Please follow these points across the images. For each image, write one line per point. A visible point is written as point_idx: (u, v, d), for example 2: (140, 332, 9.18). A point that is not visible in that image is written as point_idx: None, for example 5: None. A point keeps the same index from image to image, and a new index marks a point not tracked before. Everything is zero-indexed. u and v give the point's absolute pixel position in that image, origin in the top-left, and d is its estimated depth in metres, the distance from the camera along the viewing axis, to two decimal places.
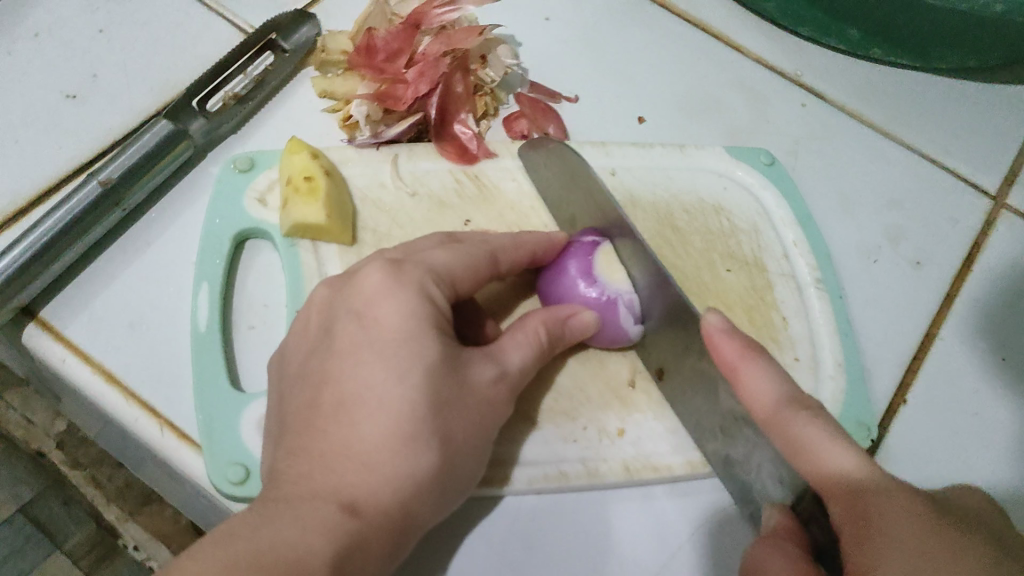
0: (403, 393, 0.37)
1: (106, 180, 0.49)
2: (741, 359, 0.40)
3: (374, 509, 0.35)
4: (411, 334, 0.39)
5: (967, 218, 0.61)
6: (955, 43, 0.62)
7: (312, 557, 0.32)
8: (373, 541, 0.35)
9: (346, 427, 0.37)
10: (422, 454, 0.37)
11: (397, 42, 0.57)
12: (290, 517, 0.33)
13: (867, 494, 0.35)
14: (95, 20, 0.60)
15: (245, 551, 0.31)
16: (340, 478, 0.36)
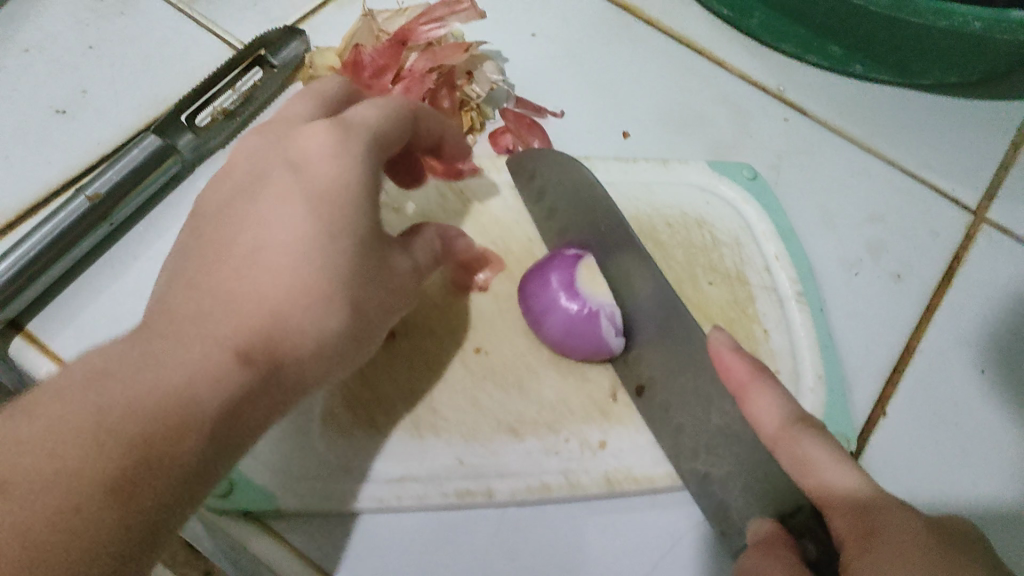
0: (306, 277, 0.36)
1: (94, 195, 0.50)
2: (751, 379, 0.40)
3: (248, 381, 0.33)
4: (331, 193, 0.38)
5: (947, 231, 0.62)
6: (935, 60, 0.63)
7: (168, 436, 0.30)
8: (243, 420, 0.33)
9: (250, 258, 0.36)
10: (329, 313, 0.36)
11: (384, 59, 0.58)
12: (156, 363, 0.32)
13: (868, 511, 0.34)
14: (85, 36, 0.61)
15: (97, 423, 0.29)
16: (223, 308, 0.34)
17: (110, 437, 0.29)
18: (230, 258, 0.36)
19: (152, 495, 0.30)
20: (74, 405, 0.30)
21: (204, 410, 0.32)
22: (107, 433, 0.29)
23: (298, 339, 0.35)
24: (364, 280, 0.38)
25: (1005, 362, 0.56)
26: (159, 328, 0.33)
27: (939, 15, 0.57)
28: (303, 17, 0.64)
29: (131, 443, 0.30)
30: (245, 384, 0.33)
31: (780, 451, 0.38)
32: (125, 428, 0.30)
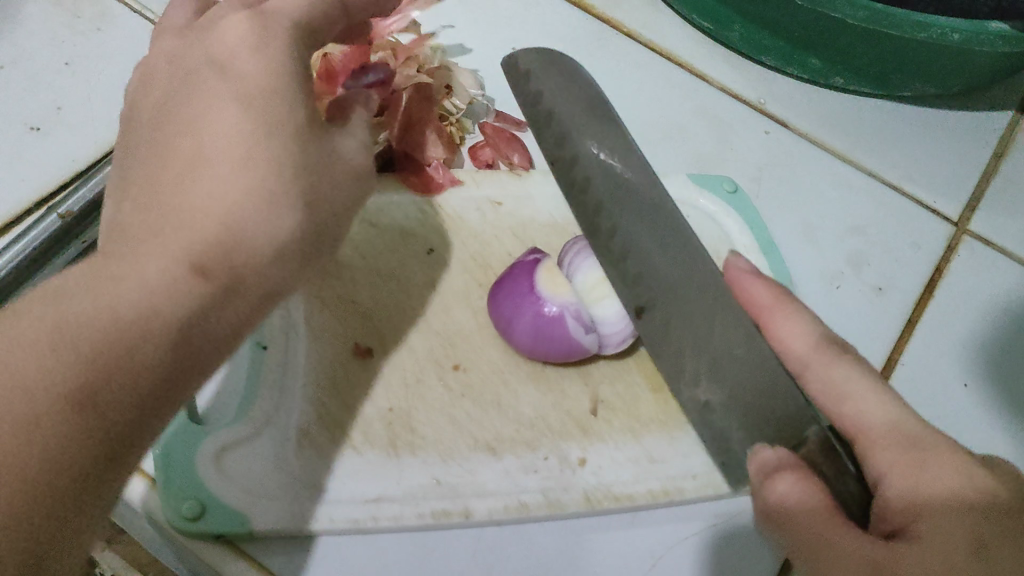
0: (243, 183, 0.34)
1: (67, 214, 0.50)
2: (775, 302, 0.45)
3: (274, 215, 0.34)
4: (257, 91, 0.36)
5: (928, 243, 0.62)
6: (915, 73, 0.63)
7: (204, 264, 0.32)
8: (273, 233, 0.34)
9: (190, 145, 0.35)
10: (280, 217, 0.34)
11: (355, 63, 0.55)
12: (183, 214, 0.33)
13: (908, 446, 0.37)
14: (60, 52, 0.60)
15: (116, 274, 0.30)
16: (218, 164, 0.34)
17: (122, 280, 0.30)
18: (161, 182, 0.34)
19: (127, 409, 0.29)
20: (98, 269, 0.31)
21: (245, 236, 0.33)
22: (127, 276, 0.30)
23: (240, 262, 0.33)
24: (300, 169, 0.35)
25: (988, 375, 0.56)
26: (159, 194, 0.34)
27: (918, 28, 0.57)
28: None
29: (171, 269, 0.31)
30: (289, 215, 0.35)
31: (814, 371, 0.42)
32: (155, 261, 0.31)
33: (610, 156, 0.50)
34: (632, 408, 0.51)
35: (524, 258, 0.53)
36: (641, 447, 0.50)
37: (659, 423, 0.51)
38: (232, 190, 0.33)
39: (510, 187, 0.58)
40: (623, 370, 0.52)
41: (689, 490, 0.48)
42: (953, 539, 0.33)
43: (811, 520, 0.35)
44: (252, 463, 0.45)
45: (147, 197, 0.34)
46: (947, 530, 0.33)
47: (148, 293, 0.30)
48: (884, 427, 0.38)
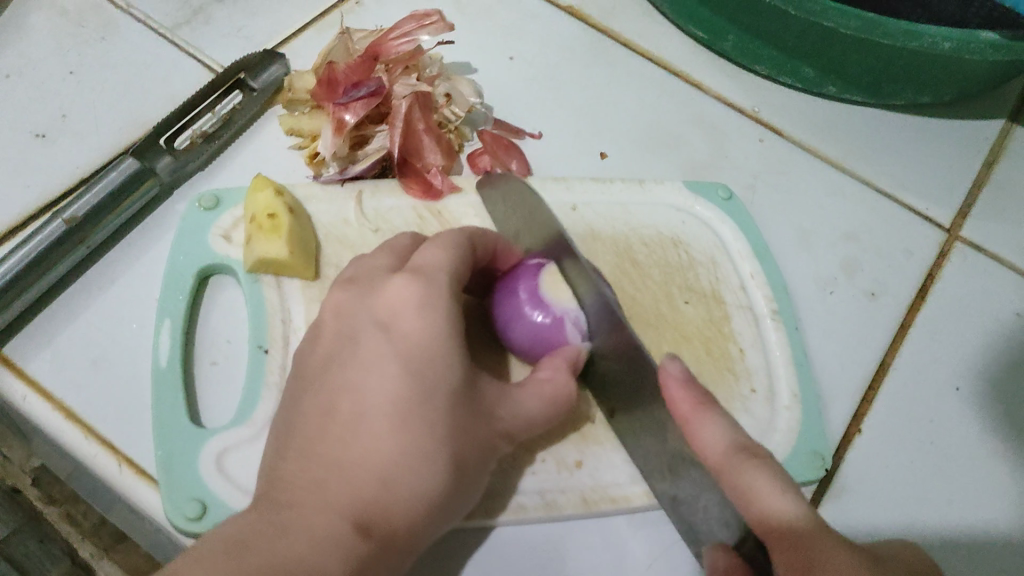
0: (414, 476, 0.38)
1: (71, 219, 0.50)
2: (693, 413, 0.42)
3: (429, 476, 0.39)
4: (416, 359, 0.41)
5: (921, 250, 0.63)
6: (908, 81, 0.64)
7: (366, 524, 0.37)
8: (480, 445, 0.41)
9: (362, 438, 0.39)
10: (433, 477, 0.39)
11: (356, 75, 0.58)
12: (346, 424, 0.39)
13: (805, 543, 0.37)
14: (65, 60, 0.61)
15: (289, 492, 0.37)
16: (378, 361, 0.41)
17: (312, 489, 0.37)
18: (335, 341, 0.44)
19: None
20: (284, 481, 0.38)
21: (399, 501, 0.38)
22: (307, 507, 0.36)
23: (398, 514, 0.38)
24: (464, 435, 0.40)
25: (978, 379, 0.57)
26: (332, 400, 0.41)
27: (909, 36, 0.58)
28: (283, 40, 0.65)
29: (336, 525, 0.36)
30: (437, 473, 0.39)
31: (726, 480, 0.40)
32: (324, 517, 0.36)
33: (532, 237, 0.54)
34: None
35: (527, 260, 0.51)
36: None
37: None
38: (382, 467, 0.38)
39: None
40: None
41: None
42: None
43: None
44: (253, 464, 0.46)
45: (321, 403, 0.41)
46: None
47: (315, 551, 0.34)
48: (783, 526, 0.38)
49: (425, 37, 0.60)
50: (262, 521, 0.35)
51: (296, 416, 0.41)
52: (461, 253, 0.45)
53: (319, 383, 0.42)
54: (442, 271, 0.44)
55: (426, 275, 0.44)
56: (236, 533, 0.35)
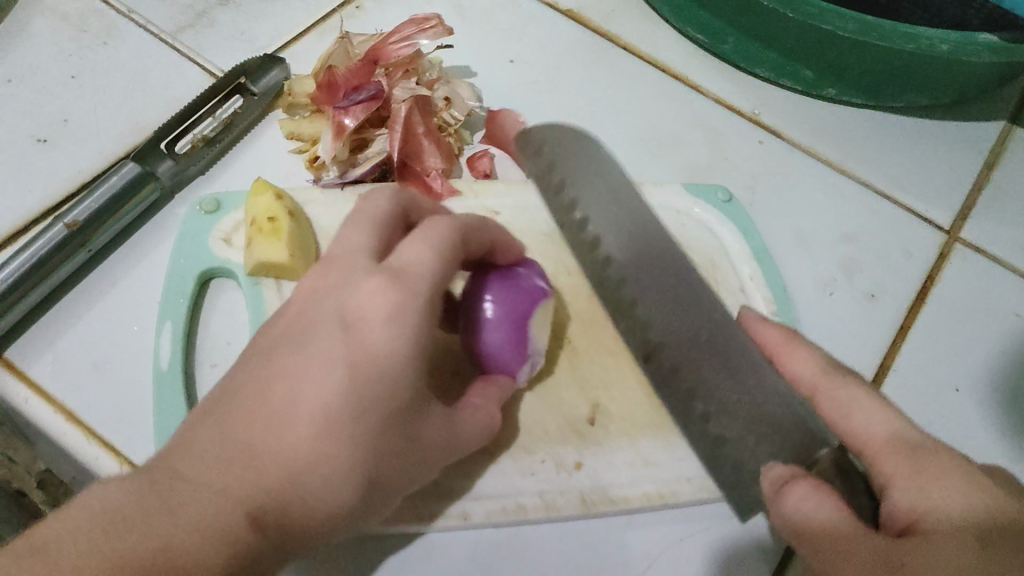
0: (330, 481, 0.34)
1: (72, 223, 0.50)
2: (781, 345, 0.46)
3: (340, 490, 0.35)
4: (367, 365, 0.36)
5: (920, 251, 0.63)
6: (906, 83, 0.64)
7: (263, 517, 0.33)
8: (402, 458, 0.37)
9: (284, 430, 0.34)
10: (346, 492, 0.35)
11: (356, 79, 0.58)
12: (271, 411, 0.34)
13: (907, 450, 0.37)
14: (67, 65, 0.62)
15: (178, 475, 0.32)
16: (323, 353, 0.36)
17: (202, 478, 0.32)
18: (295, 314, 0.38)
19: None
20: (181, 456, 0.33)
21: (305, 500, 0.34)
22: (193, 492, 0.32)
23: (300, 514, 0.34)
24: (387, 451, 0.37)
25: (978, 381, 0.57)
26: (259, 384, 0.35)
27: (906, 39, 0.59)
28: (284, 46, 0.65)
29: (227, 521, 0.31)
30: (350, 491, 0.35)
31: (820, 399, 0.42)
32: (211, 510, 0.31)
33: (597, 208, 0.55)
34: (630, 413, 0.51)
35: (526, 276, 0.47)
36: (637, 450, 0.50)
37: (655, 427, 0.51)
38: (302, 465, 0.34)
39: (509, 197, 0.59)
40: (622, 376, 0.53)
41: (685, 493, 0.49)
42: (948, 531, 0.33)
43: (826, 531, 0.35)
44: None
45: (246, 383, 0.35)
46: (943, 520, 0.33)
47: (200, 546, 0.31)
48: (882, 437, 0.38)
49: (425, 40, 0.60)
50: (135, 505, 0.31)
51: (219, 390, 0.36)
52: (445, 250, 0.40)
53: (253, 365, 0.36)
54: (420, 275, 0.39)
55: (402, 279, 0.38)
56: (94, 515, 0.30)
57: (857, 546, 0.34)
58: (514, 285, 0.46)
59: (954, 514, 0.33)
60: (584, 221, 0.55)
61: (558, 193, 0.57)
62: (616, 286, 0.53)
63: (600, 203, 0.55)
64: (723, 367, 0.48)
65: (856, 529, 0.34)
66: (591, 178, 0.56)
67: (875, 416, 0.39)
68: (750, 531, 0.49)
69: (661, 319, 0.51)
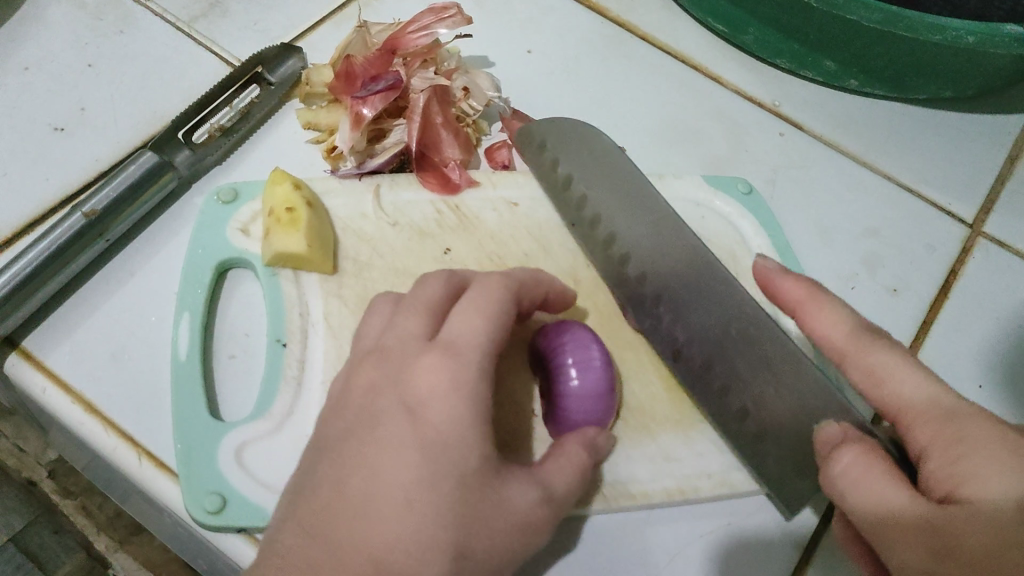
0: (416, 541, 0.35)
1: (91, 212, 0.50)
2: (800, 304, 0.45)
3: (428, 562, 0.35)
4: (439, 441, 0.37)
5: (943, 246, 0.62)
6: (930, 75, 0.63)
7: None
8: (492, 532, 0.37)
9: (368, 517, 0.35)
10: (435, 565, 0.35)
11: (375, 68, 0.58)
12: (355, 495, 0.36)
13: (947, 415, 0.37)
14: (84, 54, 0.61)
15: (280, 571, 0.35)
16: (392, 442, 0.37)
17: (300, 569, 0.34)
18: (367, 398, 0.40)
19: None
20: (276, 556, 0.35)
21: None
22: None
23: None
24: (474, 521, 0.36)
25: (1002, 377, 0.56)
26: (341, 472, 0.37)
27: (932, 30, 0.58)
28: (299, 35, 0.65)
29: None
30: (439, 562, 0.35)
31: (852, 361, 0.41)
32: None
33: (615, 214, 0.54)
34: (651, 408, 0.51)
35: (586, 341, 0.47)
36: (657, 446, 0.50)
37: (675, 422, 0.51)
38: (392, 544, 0.35)
39: (528, 188, 0.58)
40: (643, 370, 0.52)
41: (706, 489, 0.48)
42: (993, 494, 0.33)
43: (873, 497, 0.36)
44: (272, 459, 0.45)
45: (328, 477, 0.37)
46: (988, 482, 0.33)
47: None
48: (923, 403, 0.38)
49: (444, 30, 0.60)
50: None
51: (305, 485, 0.38)
52: (500, 317, 0.41)
53: (327, 456, 0.38)
54: (477, 347, 0.40)
55: (456, 351, 0.39)
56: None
57: (906, 518, 0.34)
58: (586, 359, 0.46)
59: (999, 474, 0.33)
60: (609, 235, 0.54)
61: (579, 210, 0.56)
62: (637, 283, 0.52)
63: (601, 188, 0.55)
64: (752, 351, 0.47)
65: (905, 500, 0.35)
66: (587, 153, 0.56)
67: (917, 382, 0.39)
68: (770, 527, 0.48)
69: (693, 318, 0.50)
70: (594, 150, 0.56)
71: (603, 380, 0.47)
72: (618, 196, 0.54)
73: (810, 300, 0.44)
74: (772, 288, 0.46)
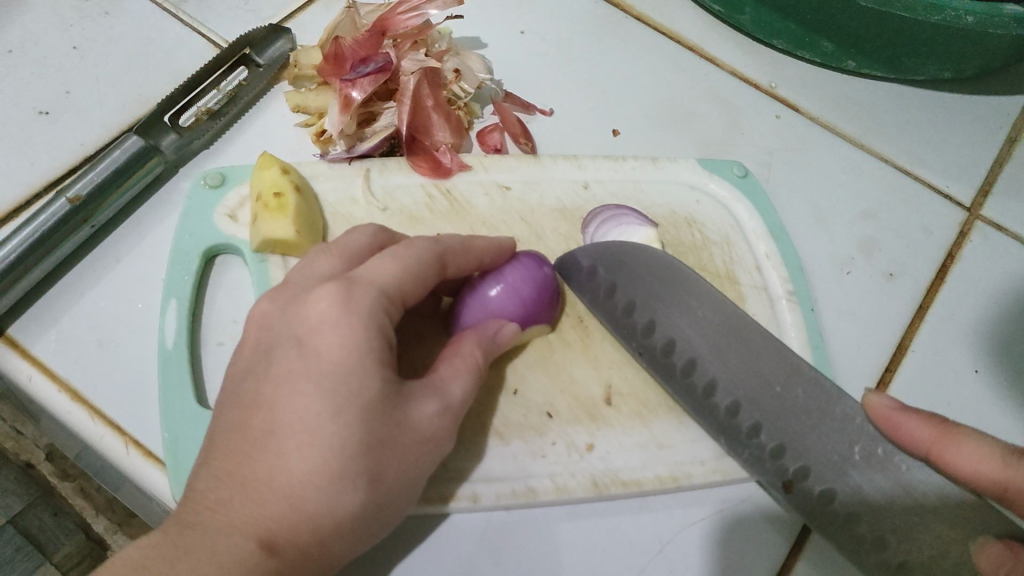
0: (324, 468, 0.35)
1: (75, 198, 0.49)
2: (936, 440, 0.41)
3: (342, 491, 0.35)
4: (337, 373, 0.37)
5: (940, 229, 0.61)
6: (928, 56, 0.63)
7: (273, 541, 0.34)
8: (401, 455, 0.38)
9: (273, 456, 0.36)
10: (349, 493, 0.36)
11: (363, 50, 0.57)
12: (258, 436, 0.36)
13: None
14: (69, 36, 0.60)
15: (201, 512, 0.35)
16: (290, 376, 0.37)
17: (218, 508, 0.35)
18: (263, 342, 0.40)
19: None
20: (194, 501, 0.36)
21: (308, 513, 0.35)
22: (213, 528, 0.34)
23: (312, 530, 0.35)
24: (382, 445, 0.37)
25: (999, 361, 0.56)
26: (244, 413, 0.38)
27: (931, 10, 0.58)
28: (289, 15, 0.64)
29: (238, 547, 0.34)
30: (353, 491, 0.36)
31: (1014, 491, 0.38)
32: (227, 539, 0.34)
33: (683, 329, 0.48)
34: (642, 395, 0.50)
35: (536, 273, 0.47)
36: (649, 433, 0.49)
37: (667, 408, 0.50)
38: (303, 473, 0.35)
39: (520, 171, 0.57)
40: None
41: (698, 476, 0.48)
42: None
43: None
44: None
45: (232, 419, 0.38)
46: None
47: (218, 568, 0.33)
48: None
49: (434, 10, 0.58)
50: (167, 543, 0.34)
51: (212, 436, 0.38)
52: (416, 267, 0.41)
53: (231, 404, 0.39)
54: (375, 285, 0.40)
55: (355, 287, 0.39)
56: (142, 553, 0.33)
57: None
58: (517, 284, 0.46)
59: None
60: (666, 339, 0.49)
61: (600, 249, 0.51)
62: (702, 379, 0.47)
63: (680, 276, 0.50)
64: (745, 370, 0.47)
65: None
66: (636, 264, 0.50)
67: None
68: (763, 512, 0.48)
69: (745, 381, 0.47)
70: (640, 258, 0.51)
71: (520, 311, 0.47)
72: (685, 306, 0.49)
73: (945, 438, 0.41)
74: (893, 428, 0.43)
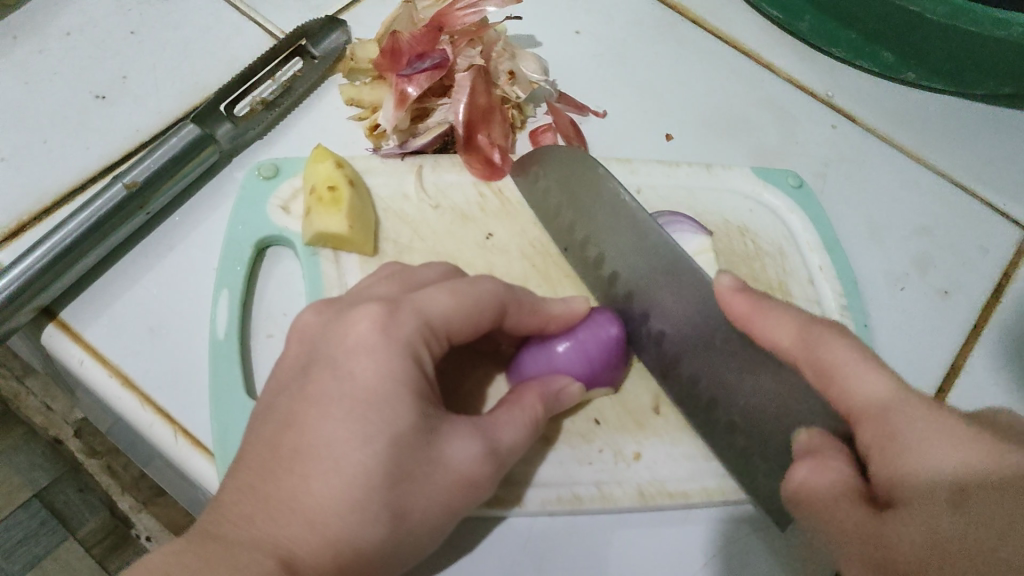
0: (352, 499, 0.34)
1: (132, 183, 0.49)
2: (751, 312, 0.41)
3: (364, 523, 0.35)
4: (372, 402, 0.36)
5: (997, 248, 0.60)
6: (990, 70, 0.61)
7: (294, 564, 0.33)
8: (428, 493, 0.37)
9: (297, 478, 0.35)
10: (370, 526, 0.35)
11: (420, 46, 0.56)
12: (284, 457, 0.35)
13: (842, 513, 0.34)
14: (128, 21, 0.60)
15: (224, 525, 0.34)
16: (324, 400, 0.37)
17: (239, 523, 0.34)
18: (300, 361, 0.39)
19: None
20: (216, 513, 0.34)
21: (328, 541, 0.34)
22: (238, 542, 0.33)
23: (331, 560, 0.34)
24: (409, 481, 0.36)
25: None
26: (274, 434, 0.37)
27: (997, 25, 0.55)
28: (345, 7, 0.64)
29: (259, 564, 0.32)
30: (375, 523, 0.35)
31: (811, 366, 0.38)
32: (246, 554, 0.32)
33: (620, 258, 0.50)
34: None
35: (606, 336, 0.46)
36: (697, 444, 0.49)
37: None
38: (329, 503, 0.34)
39: None
40: None
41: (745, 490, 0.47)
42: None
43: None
44: None
45: (263, 438, 0.37)
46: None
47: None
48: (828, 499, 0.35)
49: (493, 8, 0.57)
50: (190, 553, 0.32)
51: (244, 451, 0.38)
52: (470, 302, 0.41)
53: (271, 412, 0.38)
54: (421, 313, 0.39)
55: (400, 311, 0.39)
56: (168, 562, 0.31)
57: None
58: (587, 344, 0.46)
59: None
60: (614, 278, 0.50)
61: (585, 251, 0.52)
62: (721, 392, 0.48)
63: (605, 229, 0.51)
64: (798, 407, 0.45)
65: None
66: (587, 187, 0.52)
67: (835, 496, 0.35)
68: None
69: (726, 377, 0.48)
70: (585, 172, 0.52)
71: (586, 370, 0.46)
72: (620, 234, 0.50)
73: (757, 313, 0.41)
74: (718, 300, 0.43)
